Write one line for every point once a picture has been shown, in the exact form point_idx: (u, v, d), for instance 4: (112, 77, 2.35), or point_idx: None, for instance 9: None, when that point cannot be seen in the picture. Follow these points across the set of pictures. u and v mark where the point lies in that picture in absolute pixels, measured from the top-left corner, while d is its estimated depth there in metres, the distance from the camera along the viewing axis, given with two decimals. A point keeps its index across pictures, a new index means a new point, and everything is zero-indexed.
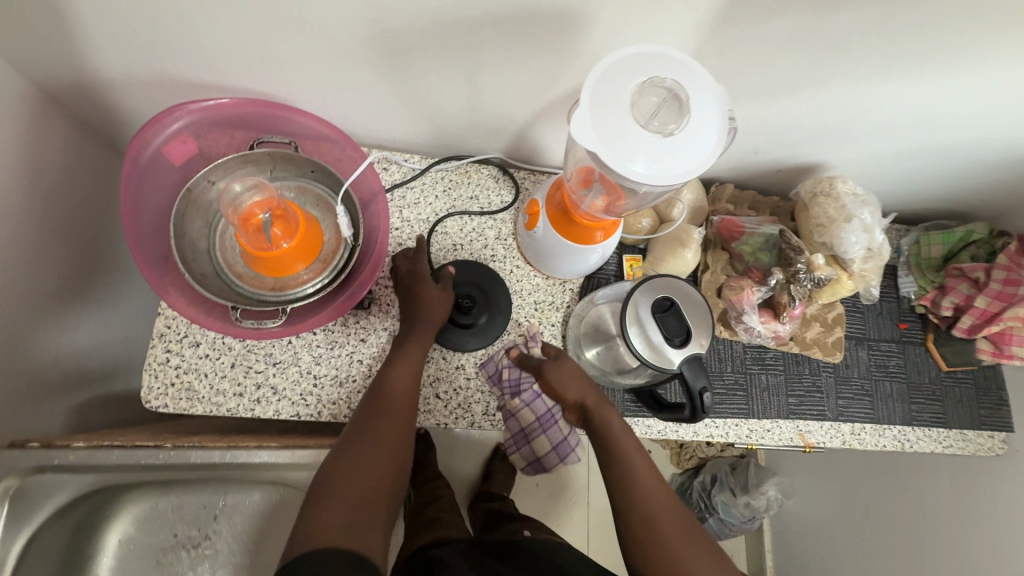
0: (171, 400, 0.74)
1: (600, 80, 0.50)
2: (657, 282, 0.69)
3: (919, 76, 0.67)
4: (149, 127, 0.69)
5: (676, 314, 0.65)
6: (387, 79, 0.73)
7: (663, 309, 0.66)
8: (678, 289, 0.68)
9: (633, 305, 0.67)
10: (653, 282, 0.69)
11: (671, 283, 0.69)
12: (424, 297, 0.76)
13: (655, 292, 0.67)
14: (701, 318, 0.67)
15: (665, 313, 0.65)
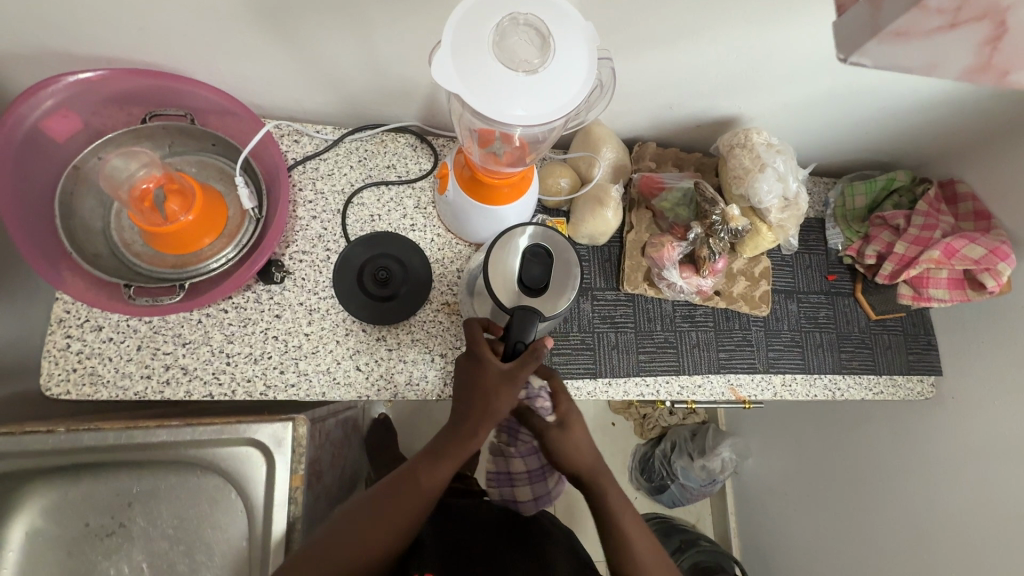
0: (74, 386, 0.71)
1: (463, 20, 0.48)
2: (552, 237, 0.65)
3: (813, 16, 0.66)
4: (21, 101, 0.66)
5: (543, 264, 0.61)
6: (277, 43, 0.70)
7: (539, 254, 0.63)
8: (562, 251, 0.65)
9: (512, 234, 0.65)
10: (540, 231, 0.65)
11: (559, 241, 0.65)
12: (481, 386, 0.60)
13: (541, 240, 0.64)
14: (563, 286, 0.63)
15: (539, 258, 0.62)
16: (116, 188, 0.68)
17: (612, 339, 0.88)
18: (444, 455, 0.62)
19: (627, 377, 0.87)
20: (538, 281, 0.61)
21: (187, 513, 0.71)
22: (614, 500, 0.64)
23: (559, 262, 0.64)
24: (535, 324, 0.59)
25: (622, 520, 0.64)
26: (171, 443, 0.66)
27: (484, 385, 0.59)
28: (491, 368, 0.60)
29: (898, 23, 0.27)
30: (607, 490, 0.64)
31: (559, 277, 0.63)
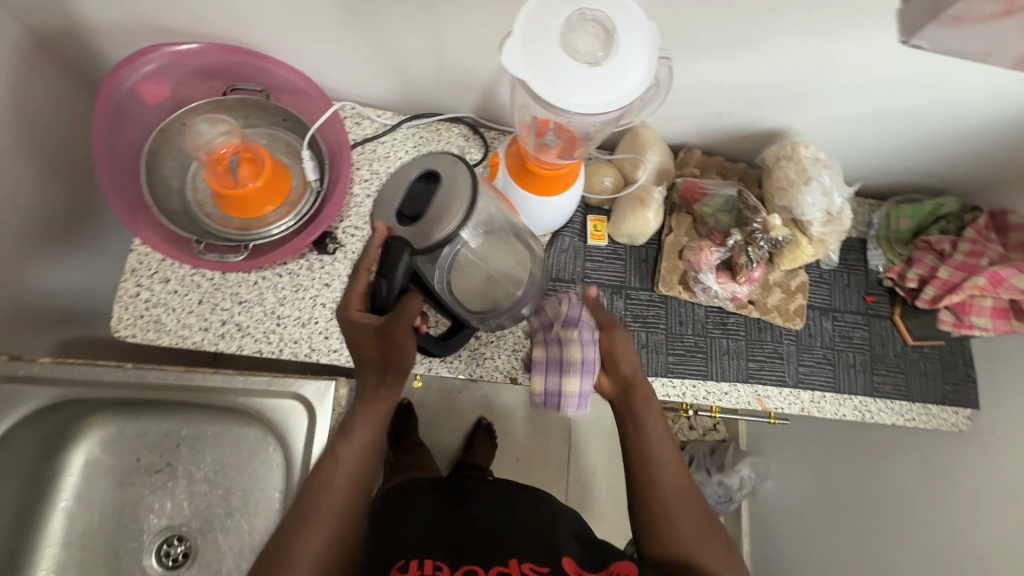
0: (140, 331, 0.77)
1: (534, 12, 0.52)
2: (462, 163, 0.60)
3: (868, 35, 0.68)
4: (123, 66, 0.72)
5: (427, 195, 0.59)
6: (351, 30, 0.75)
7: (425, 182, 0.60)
8: (451, 174, 0.59)
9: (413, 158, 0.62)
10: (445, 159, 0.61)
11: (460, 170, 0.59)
12: (359, 352, 0.60)
13: (431, 165, 0.60)
14: (448, 216, 0.58)
15: (422, 188, 0.60)
16: (198, 149, 0.75)
17: (642, 338, 0.89)
18: (370, 398, 0.59)
19: (654, 376, 0.89)
20: (413, 211, 0.59)
21: (229, 458, 0.76)
22: (655, 436, 0.65)
23: (447, 185, 0.58)
24: (400, 262, 0.57)
25: (662, 453, 0.64)
26: (225, 390, 0.71)
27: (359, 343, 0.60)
28: (360, 328, 0.60)
29: (957, 5, 0.25)
30: (648, 420, 0.65)
31: (439, 205, 0.58)
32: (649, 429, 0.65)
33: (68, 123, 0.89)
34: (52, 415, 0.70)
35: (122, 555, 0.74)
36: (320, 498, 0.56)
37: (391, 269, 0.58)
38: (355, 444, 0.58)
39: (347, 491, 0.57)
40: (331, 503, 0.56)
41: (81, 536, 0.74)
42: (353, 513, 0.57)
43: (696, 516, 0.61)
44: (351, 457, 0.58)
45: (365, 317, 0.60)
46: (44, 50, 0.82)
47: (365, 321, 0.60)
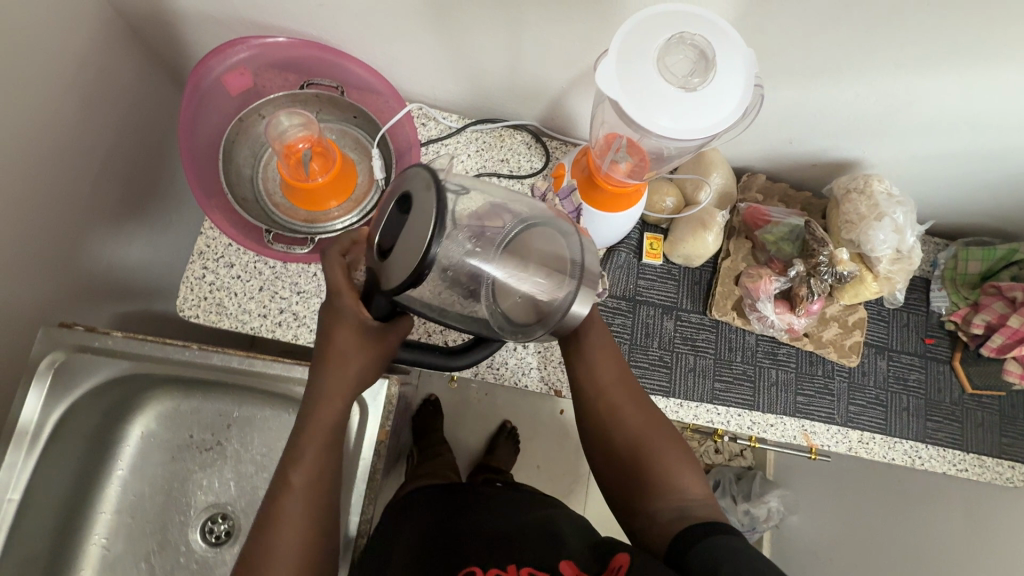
0: (203, 312, 0.80)
1: (631, 32, 0.52)
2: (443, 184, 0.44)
3: (963, 70, 0.65)
4: (212, 57, 0.75)
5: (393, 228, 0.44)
6: (430, 33, 0.76)
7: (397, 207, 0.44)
8: (423, 200, 0.42)
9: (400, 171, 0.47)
10: (418, 175, 0.43)
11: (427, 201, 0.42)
12: (338, 342, 0.54)
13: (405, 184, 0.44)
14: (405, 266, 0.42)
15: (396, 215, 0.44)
16: (275, 138, 0.75)
17: (690, 361, 0.88)
18: (318, 413, 0.55)
19: (699, 402, 0.87)
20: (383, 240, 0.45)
21: (276, 443, 0.78)
22: (603, 374, 0.66)
23: (410, 219, 0.42)
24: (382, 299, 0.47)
25: (613, 388, 0.65)
26: (281, 377, 0.73)
27: (342, 336, 0.54)
28: (357, 324, 0.53)
29: None
30: (596, 360, 0.66)
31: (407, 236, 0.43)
32: (594, 362, 0.66)
33: (146, 104, 0.93)
34: (118, 387, 0.72)
35: (168, 527, 0.76)
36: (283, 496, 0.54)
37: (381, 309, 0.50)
38: (309, 460, 0.55)
39: (309, 501, 0.55)
40: (296, 505, 0.54)
41: (131, 506, 0.76)
42: (322, 509, 0.56)
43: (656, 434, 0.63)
44: (307, 474, 0.55)
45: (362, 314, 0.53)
46: (133, 32, 0.85)
47: (365, 318, 0.53)
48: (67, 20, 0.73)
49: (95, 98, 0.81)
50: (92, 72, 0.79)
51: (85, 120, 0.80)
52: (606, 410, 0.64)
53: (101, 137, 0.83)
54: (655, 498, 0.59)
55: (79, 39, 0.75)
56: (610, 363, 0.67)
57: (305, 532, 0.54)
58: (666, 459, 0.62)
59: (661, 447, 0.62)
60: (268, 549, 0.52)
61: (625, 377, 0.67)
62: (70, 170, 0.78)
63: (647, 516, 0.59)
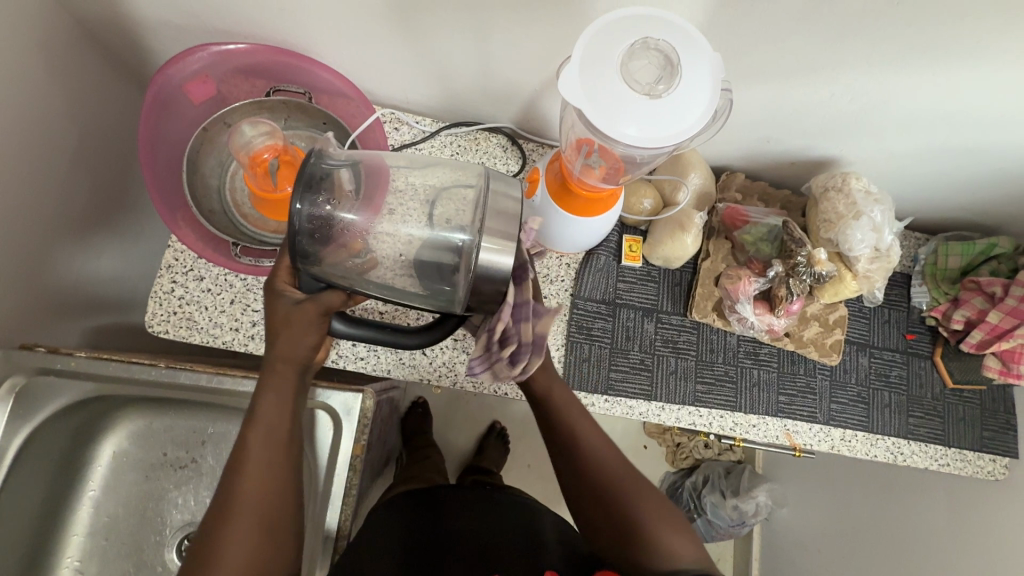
0: (172, 327, 0.78)
1: (594, 37, 0.51)
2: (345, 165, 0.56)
3: (935, 68, 0.65)
4: (172, 64, 0.73)
5: None
6: (397, 37, 0.74)
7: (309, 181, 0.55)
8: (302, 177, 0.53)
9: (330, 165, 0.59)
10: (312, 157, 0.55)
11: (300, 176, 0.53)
12: (270, 315, 0.55)
13: None
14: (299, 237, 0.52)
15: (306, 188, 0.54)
16: (240, 149, 0.73)
17: (672, 363, 0.87)
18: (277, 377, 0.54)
19: (681, 404, 0.87)
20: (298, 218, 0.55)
21: None
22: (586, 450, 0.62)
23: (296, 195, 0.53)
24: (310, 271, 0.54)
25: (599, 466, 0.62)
26: (252, 394, 0.71)
27: (272, 309, 0.55)
28: (281, 296, 0.55)
29: None
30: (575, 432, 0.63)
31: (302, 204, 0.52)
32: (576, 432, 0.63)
33: (111, 114, 0.90)
34: (85, 407, 0.71)
35: (144, 547, 0.75)
36: (234, 491, 0.51)
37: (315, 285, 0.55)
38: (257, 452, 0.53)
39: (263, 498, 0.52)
40: (247, 505, 0.51)
41: (106, 526, 0.75)
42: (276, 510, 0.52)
43: (651, 513, 0.59)
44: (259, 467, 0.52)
45: (289, 289, 0.55)
46: (92, 40, 0.83)
47: (289, 292, 0.55)
48: (21, 31, 0.70)
49: (56, 111, 0.78)
50: (51, 83, 0.77)
51: (46, 132, 0.77)
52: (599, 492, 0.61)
53: (63, 149, 0.81)
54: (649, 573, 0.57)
55: (35, 50, 0.73)
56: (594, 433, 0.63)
57: (257, 541, 0.51)
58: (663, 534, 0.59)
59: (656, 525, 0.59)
60: (220, 549, 0.49)
61: (612, 446, 0.63)
62: (32, 185, 0.76)
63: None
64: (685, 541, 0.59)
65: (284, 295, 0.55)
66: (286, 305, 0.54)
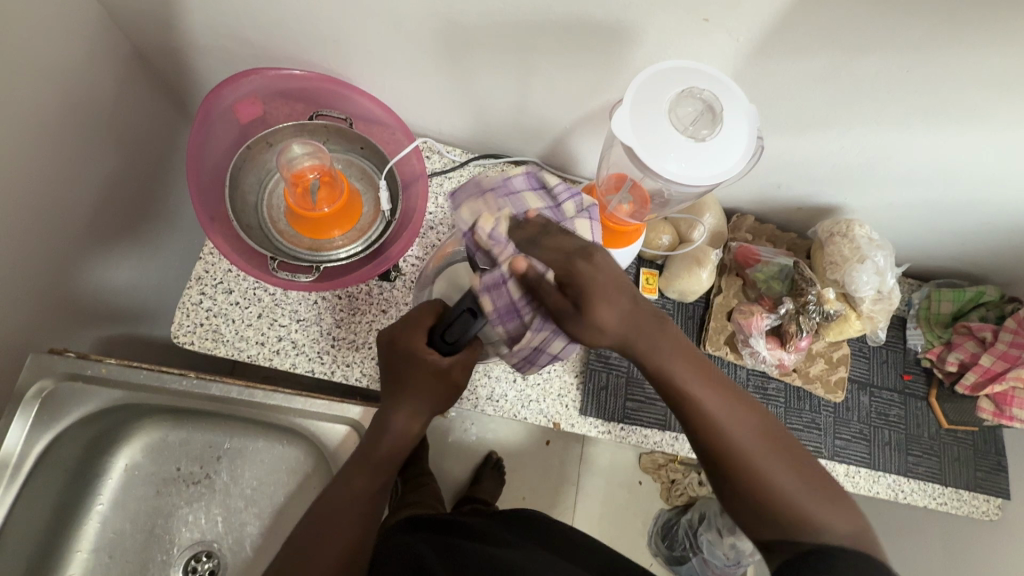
0: (197, 339, 0.78)
1: (644, 84, 0.56)
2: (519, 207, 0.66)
3: (934, 128, 0.71)
4: (225, 85, 0.77)
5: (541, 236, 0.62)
6: (441, 73, 0.78)
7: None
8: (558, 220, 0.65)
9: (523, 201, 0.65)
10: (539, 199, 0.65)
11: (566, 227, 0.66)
12: (410, 378, 0.61)
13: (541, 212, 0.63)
14: None
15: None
16: (285, 166, 0.77)
17: None
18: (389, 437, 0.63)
19: None
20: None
21: (270, 477, 0.78)
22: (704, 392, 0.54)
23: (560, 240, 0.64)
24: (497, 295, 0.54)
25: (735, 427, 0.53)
26: (281, 407, 0.73)
27: (412, 379, 0.61)
28: (424, 362, 0.60)
29: None
30: (707, 400, 0.54)
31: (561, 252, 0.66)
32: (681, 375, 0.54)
33: (146, 128, 0.92)
34: (107, 414, 0.71)
35: (150, 564, 0.74)
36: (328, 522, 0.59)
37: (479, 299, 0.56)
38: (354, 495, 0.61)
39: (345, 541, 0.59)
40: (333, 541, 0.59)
41: (111, 543, 0.74)
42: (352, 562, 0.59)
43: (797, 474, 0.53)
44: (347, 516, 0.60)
45: (431, 355, 0.60)
46: (138, 59, 0.86)
47: (433, 356, 0.60)
48: (77, 49, 0.73)
49: (98, 124, 0.81)
50: (95, 99, 0.79)
51: (85, 144, 0.79)
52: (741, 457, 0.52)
53: (101, 160, 0.83)
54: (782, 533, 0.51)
55: (86, 64, 0.76)
56: (729, 403, 0.54)
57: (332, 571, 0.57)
58: (814, 490, 0.52)
59: (812, 497, 0.52)
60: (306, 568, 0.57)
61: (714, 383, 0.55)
62: (68, 193, 0.78)
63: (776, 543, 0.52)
64: (843, 509, 0.52)
65: (429, 364, 0.60)
66: (428, 374, 0.60)
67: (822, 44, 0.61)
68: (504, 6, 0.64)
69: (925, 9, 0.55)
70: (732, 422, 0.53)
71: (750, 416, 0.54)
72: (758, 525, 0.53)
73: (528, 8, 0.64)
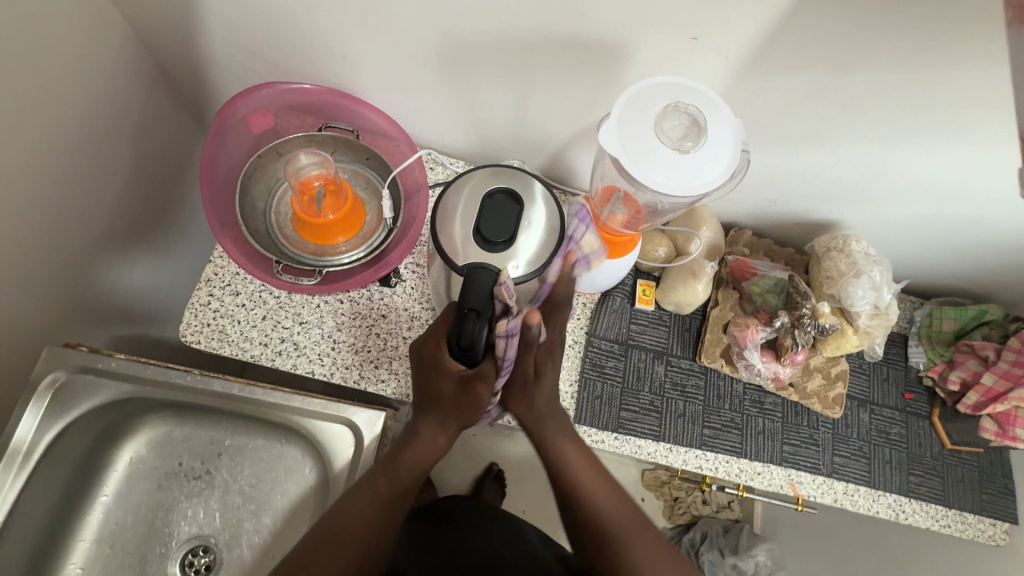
0: (204, 338, 0.81)
1: (632, 100, 0.59)
2: (485, 174, 0.66)
3: (926, 145, 0.72)
4: (240, 98, 0.81)
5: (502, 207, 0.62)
6: (443, 88, 0.81)
7: (488, 196, 0.62)
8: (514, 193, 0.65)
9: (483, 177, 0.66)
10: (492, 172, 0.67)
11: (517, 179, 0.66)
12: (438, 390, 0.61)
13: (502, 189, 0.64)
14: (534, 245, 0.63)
15: (502, 197, 0.62)
16: (292, 174, 0.79)
17: (679, 406, 0.90)
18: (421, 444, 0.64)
19: (688, 447, 0.89)
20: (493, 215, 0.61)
21: (267, 475, 0.80)
22: (576, 465, 0.66)
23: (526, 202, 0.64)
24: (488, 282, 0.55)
25: (624, 535, 0.64)
26: (281, 405, 0.75)
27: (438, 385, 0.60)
28: (447, 374, 0.59)
29: None
30: (578, 471, 0.66)
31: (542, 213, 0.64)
32: (560, 448, 0.66)
33: (166, 138, 0.97)
34: (114, 408, 0.74)
35: (149, 558, 0.76)
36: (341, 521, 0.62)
37: (482, 298, 0.54)
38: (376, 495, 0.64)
39: (359, 543, 0.61)
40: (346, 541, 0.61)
41: (113, 535, 0.77)
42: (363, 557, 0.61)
43: (657, 552, 0.64)
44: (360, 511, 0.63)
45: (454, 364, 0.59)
46: (161, 73, 0.91)
47: (454, 369, 0.59)
48: (103, 63, 0.78)
49: (120, 133, 0.85)
50: (119, 110, 0.84)
51: (107, 153, 0.84)
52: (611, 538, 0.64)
53: (122, 168, 0.88)
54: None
55: (111, 78, 0.81)
56: (592, 473, 0.67)
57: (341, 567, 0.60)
58: (663, 567, 0.64)
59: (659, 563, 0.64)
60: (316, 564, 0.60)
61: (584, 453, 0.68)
62: (90, 197, 0.82)
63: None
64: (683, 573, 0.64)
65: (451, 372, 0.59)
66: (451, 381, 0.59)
67: (810, 61, 0.63)
68: (502, 25, 0.67)
69: (905, 29, 0.57)
70: (597, 488, 0.66)
71: (608, 484, 0.67)
72: None
73: (525, 27, 0.67)
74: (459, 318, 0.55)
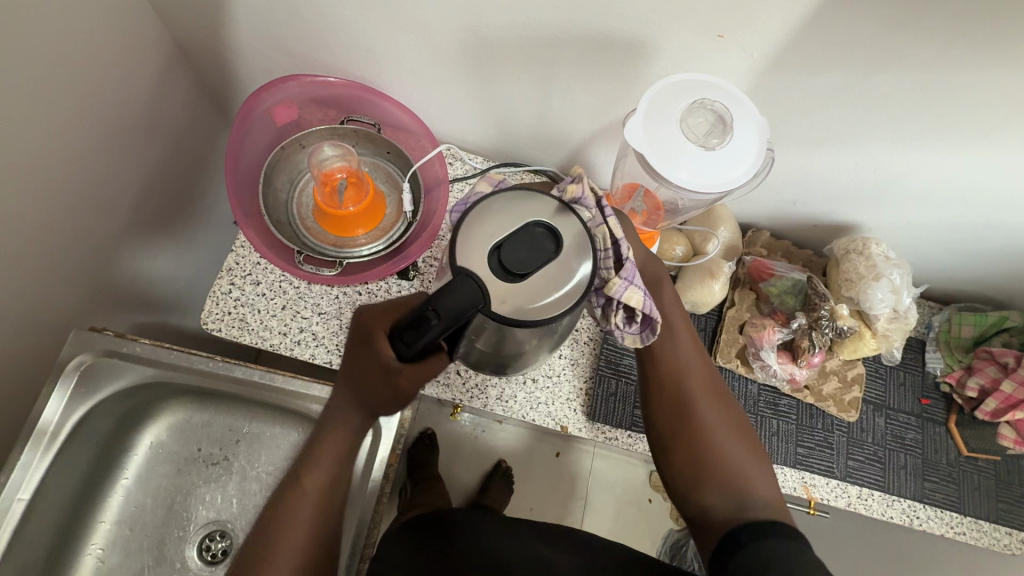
0: (225, 326, 0.82)
1: (658, 95, 0.59)
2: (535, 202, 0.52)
3: (951, 148, 0.72)
4: (265, 90, 0.82)
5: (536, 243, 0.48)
6: (466, 83, 0.82)
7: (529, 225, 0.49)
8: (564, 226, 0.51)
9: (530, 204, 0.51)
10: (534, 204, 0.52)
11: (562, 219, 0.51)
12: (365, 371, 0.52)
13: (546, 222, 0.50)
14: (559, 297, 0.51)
15: (542, 233, 0.49)
16: (316, 166, 0.82)
17: None
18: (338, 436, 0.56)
19: None
20: (527, 247, 0.47)
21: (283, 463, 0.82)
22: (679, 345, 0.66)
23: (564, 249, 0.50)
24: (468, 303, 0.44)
25: (708, 413, 0.63)
26: (299, 394, 0.76)
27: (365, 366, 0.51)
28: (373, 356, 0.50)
29: None
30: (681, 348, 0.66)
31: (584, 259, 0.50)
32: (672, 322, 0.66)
33: (190, 129, 0.99)
34: (136, 392, 0.75)
35: (167, 541, 0.79)
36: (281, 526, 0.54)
37: (457, 310, 0.44)
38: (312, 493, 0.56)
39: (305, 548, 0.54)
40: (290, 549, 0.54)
41: (133, 517, 0.79)
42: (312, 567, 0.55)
43: (743, 449, 0.62)
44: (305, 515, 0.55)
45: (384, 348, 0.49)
46: (187, 65, 0.92)
47: (386, 355, 0.49)
48: (133, 53, 0.80)
49: (146, 122, 0.87)
50: (146, 100, 0.85)
51: (134, 141, 0.85)
52: (697, 425, 0.63)
53: (147, 158, 0.89)
54: (718, 500, 0.59)
55: (140, 68, 0.82)
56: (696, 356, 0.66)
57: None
58: (750, 467, 0.61)
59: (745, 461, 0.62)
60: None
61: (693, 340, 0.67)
62: (117, 185, 0.83)
63: (704, 516, 0.60)
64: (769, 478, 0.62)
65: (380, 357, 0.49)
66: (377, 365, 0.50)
67: (838, 60, 0.63)
68: (528, 20, 0.68)
69: (937, 29, 0.57)
70: (695, 374, 0.65)
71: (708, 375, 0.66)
72: (690, 484, 0.61)
73: (551, 23, 0.67)
74: (417, 317, 0.44)
